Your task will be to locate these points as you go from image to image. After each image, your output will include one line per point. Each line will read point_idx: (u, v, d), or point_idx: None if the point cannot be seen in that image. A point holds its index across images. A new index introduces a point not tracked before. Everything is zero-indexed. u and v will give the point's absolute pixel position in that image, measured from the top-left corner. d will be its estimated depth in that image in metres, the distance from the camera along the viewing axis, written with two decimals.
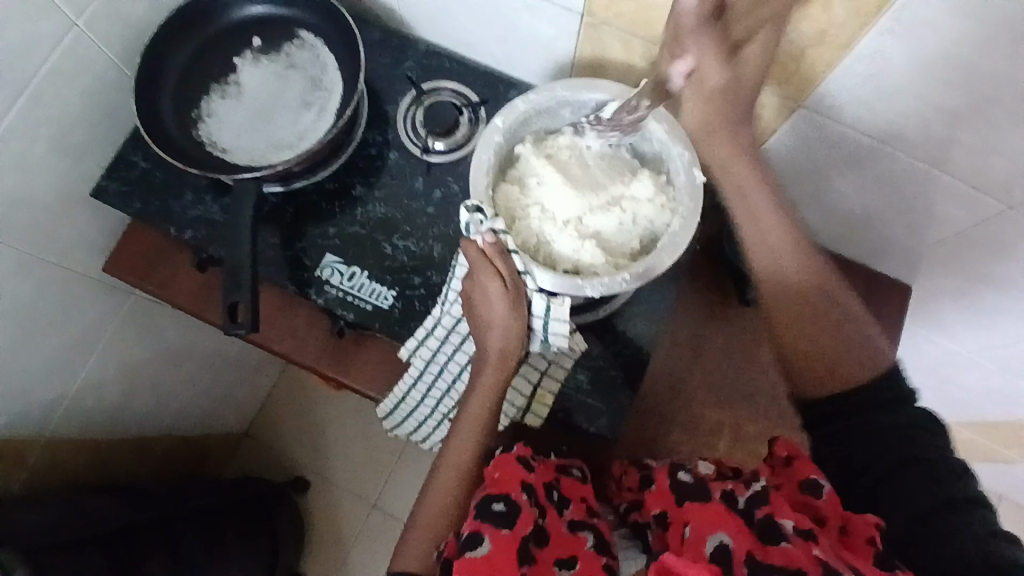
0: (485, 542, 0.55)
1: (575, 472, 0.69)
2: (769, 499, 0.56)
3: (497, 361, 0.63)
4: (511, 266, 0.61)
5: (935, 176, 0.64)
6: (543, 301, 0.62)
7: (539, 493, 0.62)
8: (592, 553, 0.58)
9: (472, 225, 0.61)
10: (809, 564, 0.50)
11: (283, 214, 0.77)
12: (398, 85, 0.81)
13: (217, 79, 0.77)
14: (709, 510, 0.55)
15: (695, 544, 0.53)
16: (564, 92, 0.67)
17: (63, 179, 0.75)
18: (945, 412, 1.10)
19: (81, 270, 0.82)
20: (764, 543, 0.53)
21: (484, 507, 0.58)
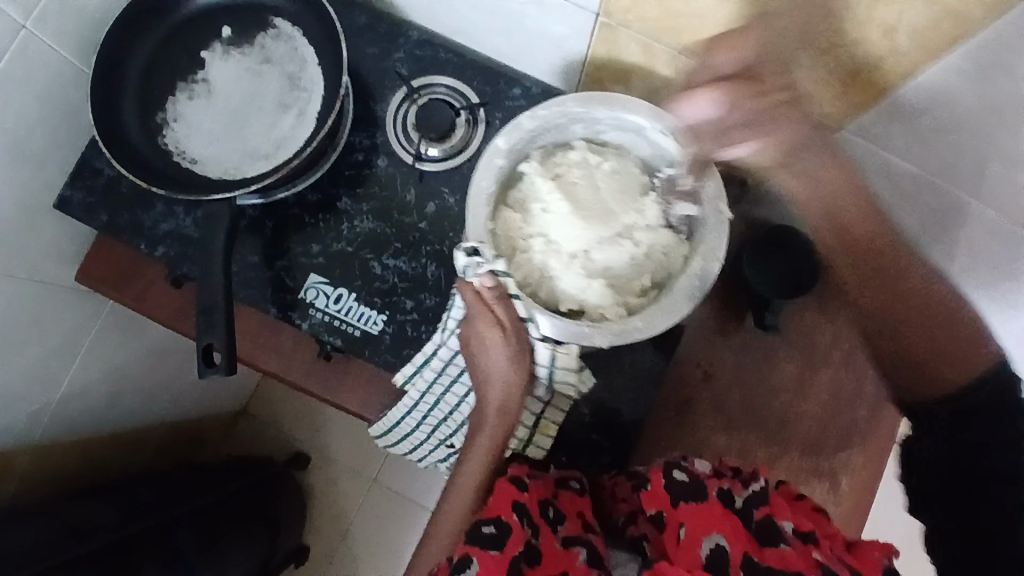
0: (473, 567, 0.54)
1: (572, 487, 0.66)
2: (769, 499, 0.55)
3: (496, 414, 0.60)
4: (514, 313, 0.56)
5: (982, 215, 0.55)
6: (547, 349, 0.58)
7: (533, 512, 0.59)
8: (584, 568, 0.55)
9: (470, 268, 0.55)
10: (804, 568, 0.49)
11: (263, 228, 0.71)
12: (387, 80, 0.73)
13: (185, 78, 0.69)
14: (705, 510, 0.53)
15: (689, 548, 0.52)
16: (576, 106, 0.59)
17: (23, 190, 0.69)
18: None
19: (50, 280, 0.77)
20: (762, 545, 0.52)
21: (474, 530, 0.56)
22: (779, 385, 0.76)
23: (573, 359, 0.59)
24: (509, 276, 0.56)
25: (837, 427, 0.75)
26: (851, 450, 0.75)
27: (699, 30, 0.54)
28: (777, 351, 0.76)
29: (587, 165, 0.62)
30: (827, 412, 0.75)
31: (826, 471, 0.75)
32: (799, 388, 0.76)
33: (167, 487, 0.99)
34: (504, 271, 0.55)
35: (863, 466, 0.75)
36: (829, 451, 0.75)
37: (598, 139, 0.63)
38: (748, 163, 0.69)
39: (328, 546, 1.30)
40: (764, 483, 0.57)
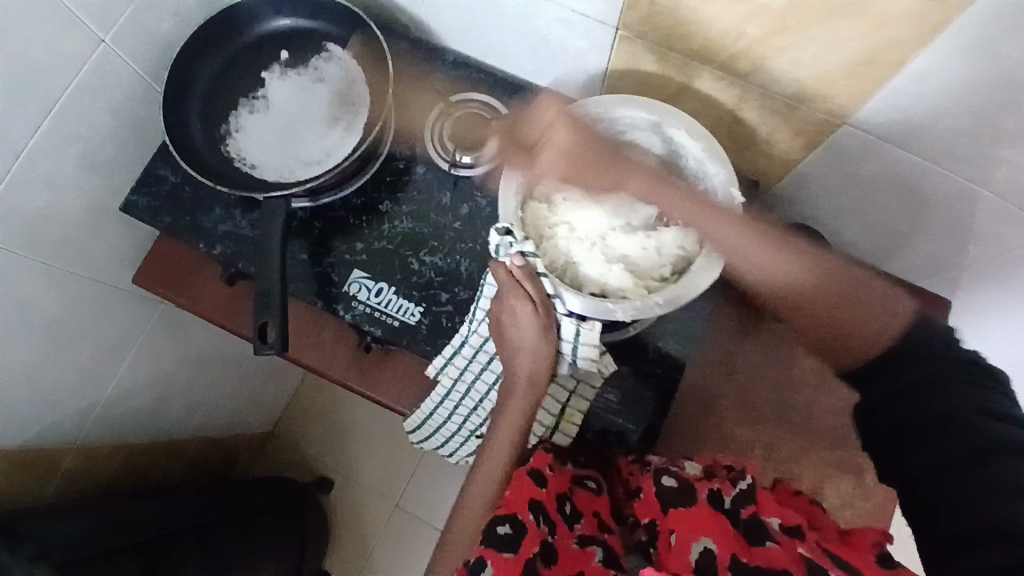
0: (488, 567, 0.53)
1: (589, 484, 0.66)
2: (754, 498, 0.56)
3: (525, 386, 0.63)
4: (542, 291, 0.61)
5: (979, 194, 0.62)
6: (572, 325, 0.63)
7: (549, 510, 0.60)
8: (599, 567, 0.55)
9: (501, 248, 0.61)
10: (794, 561, 0.48)
11: (310, 228, 0.77)
12: (425, 96, 0.80)
13: (246, 94, 0.77)
14: (694, 512, 0.54)
15: (680, 553, 0.51)
16: (597, 109, 0.66)
17: (94, 193, 0.76)
18: None
19: (110, 280, 0.83)
20: (750, 544, 0.51)
21: (490, 530, 0.57)
22: (800, 378, 0.78)
23: (596, 336, 0.63)
24: (536, 257, 0.61)
25: None
26: None
27: (710, 37, 0.60)
28: None
29: None
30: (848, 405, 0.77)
31: (852, 463, 0.76)
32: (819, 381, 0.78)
33: (199, 491, 1.01)
34: (532, 251, 0.61)
35: None
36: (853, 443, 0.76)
37: (619, 139, 0.70)
38: (759, 163, 0.75)
39: (351, 568, 1.30)
40: (753, 480, 0.58)
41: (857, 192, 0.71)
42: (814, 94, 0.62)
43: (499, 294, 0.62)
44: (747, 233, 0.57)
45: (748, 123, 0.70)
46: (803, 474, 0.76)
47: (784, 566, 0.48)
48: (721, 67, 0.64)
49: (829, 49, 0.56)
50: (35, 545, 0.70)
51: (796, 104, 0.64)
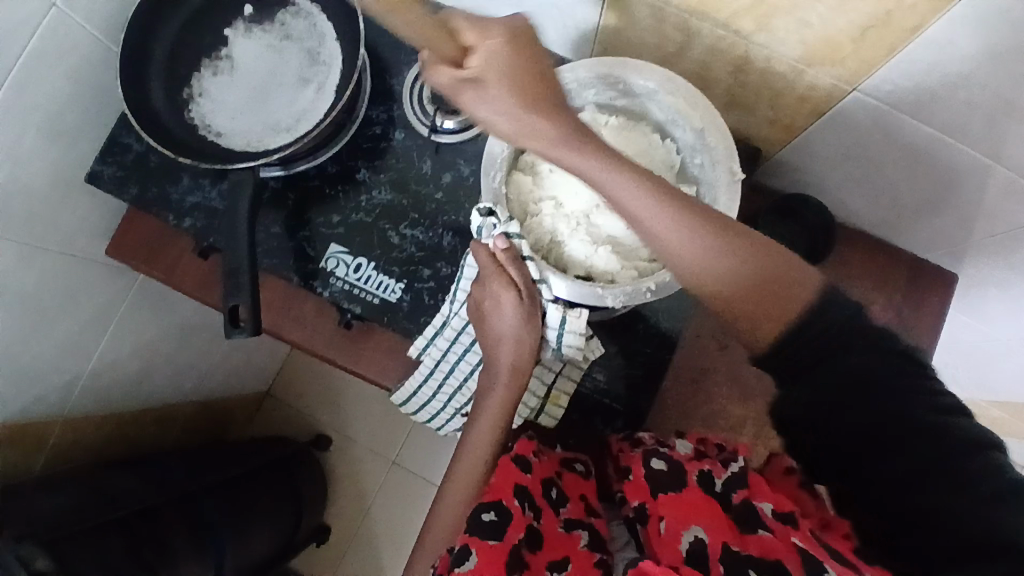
0: (473, 556, 0.53)
1: (577, 467, 0.67)
2: (748, 482, 0.56)
3: (508, 375, 0.61)
4: (526, 276, 0.58)
5: (992, 169, 0.59)
6: (558, 312, 0.59)
7: (535, 494, 0.59)
8: (586, 552, 0.55)
9: (484, 230, 0.59)
10: (785, 552, 0.47)
11: (285, 200, 0.73)
12: (402, 53, 0.74)
13: (210, 54, 0.71)
14: (685, 499, 0.54)
15: (671, 541, 0.50)
16: (587, 73, 0.60)
17: (56, 166, 0.72)
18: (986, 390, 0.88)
19: (83, 254, 0.80)
20: (743, 533, 0.50)
21: (475, 518, 0.56)
22: None
23: (583, 325, 0.59)
24: (522, 239, 0.57)
25: None
26: None
27: None
28: None
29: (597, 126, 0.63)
30: None
31: None
32: None
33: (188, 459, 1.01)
34: (518, 233, 0.57)
35: None
36: None
37: (613, 104, 0.65)
38: (761, 129, 0.69)
39: (349, 523, 1.33)
40: (743, 462, 0.59)
41: (864, 165, 0.67)
42: (819, 60, 0.56)
43: (479, 286, 0.60)
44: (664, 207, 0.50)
45: (752, 87, 0.64)
46: None
47: (777, 554, 0.47)
48: (722, 25, 0.57)
49: (840, 10, 0.49)
50: (20, 522, 0.70)
51: (803, 68, 0.58)
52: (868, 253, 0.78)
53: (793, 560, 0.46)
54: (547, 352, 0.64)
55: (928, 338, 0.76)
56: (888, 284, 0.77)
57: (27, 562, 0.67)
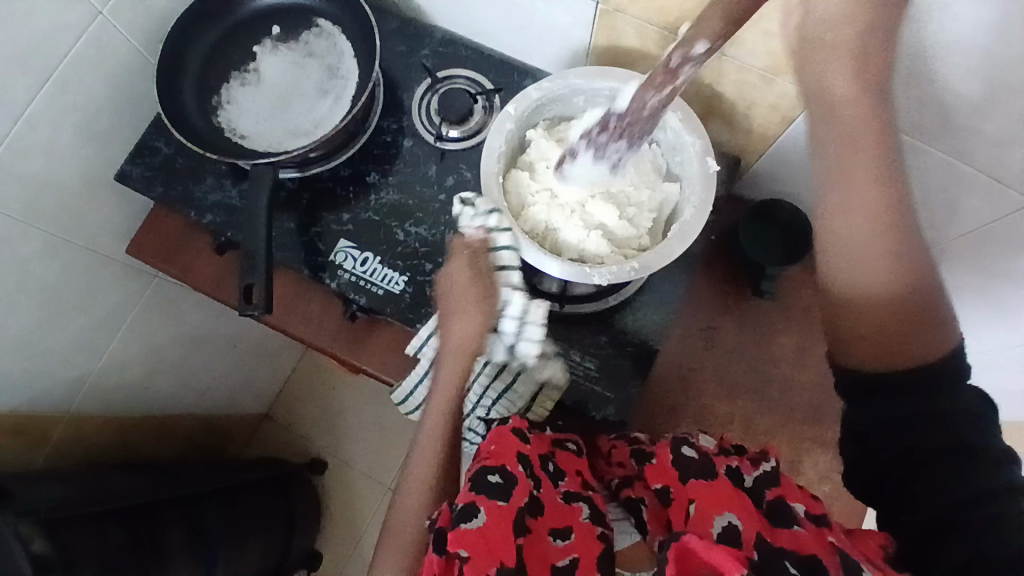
0: (481, 514, 0.54)
1: (570, 446, 0.68)
2: (779, 481, 0.55)
3: (460, 355, 0.66)
4: (489, 261, 0.65)
5: (953, 167, 0.64)
6: (521, 300, 0.66)
7: (534, 464, 0.62)
8: (587, 525, 0.57)
9: (464, 219, 0.65)
10: (822, 551, 0.48)
11: (299, 199, 0.79)
12: (412, 72, 0.82)
13: (238, 67, 0.78)
14: (717, 489, 0.54)
15: (701, 523, 0.51)
16: (577, 79, 0.67)
17: (89, 163, 0.77)
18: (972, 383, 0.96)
19: (104, 251, 0.85)
20: (774, 525, 0.51)
21: (480, 480, 0.57)
22: (779, 353, 0.78)
23: (542, 316, 0.67)
24: (496, 231, 0.64)
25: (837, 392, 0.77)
26: None
27: (686, 9, 0.61)
28: (776, 321, 0.79)
29: (587, 129, 0.70)
30: (826, 379, 0.77)
31: (830, 437, 0.76)
32: (798, 355, 0.78)
33: (184, 467, 1.02)
34: (494, 225, 0.64)
35: None
36: (830, 416, 0.76)
37: (600, 111, 0.71)
38: (740, 140, 0.76)
39: (341, 550, 1.31)
40: (775, 463, 0.58)
41: None
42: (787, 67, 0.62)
43: (443, 283, 0.67)
44: (879, 209, 0.50)
45: (727, 98, 0.71)
46: (781, 446, 0.76)
47: (812, 551, 0.48)
48: None
49: None
50: (21, 501, 0.71)
51: (772, 77, 0.64)
52: None
53: (830, 557, 0.47)
54: (497, 350, 0.70)
55: None
56: None
57: (24, 540, 0.68)
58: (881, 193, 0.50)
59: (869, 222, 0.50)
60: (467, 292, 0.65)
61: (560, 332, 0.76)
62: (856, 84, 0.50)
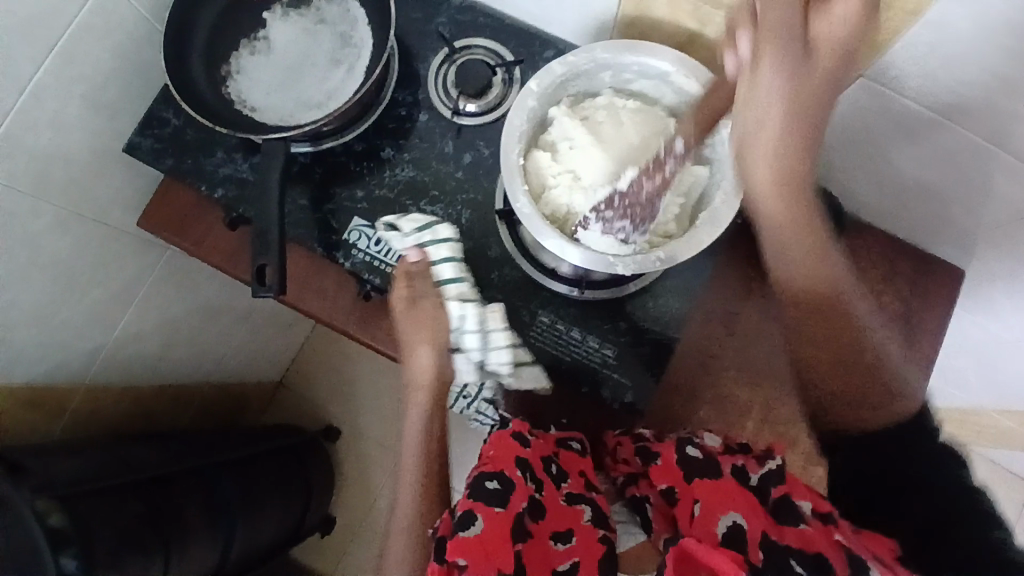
0: (479, 522, 0.54)
1: (573, 445, 0.68)
2: (785, 480, 0.55)
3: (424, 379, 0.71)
4: (430, 280, 0.70)
5: (994, 154, 0.60)
6: (476, 313, 0.70)
7: (536, 468, 0.61)
8: (588, 527, 0.59)
9: (397, 243, 0.71)
10: (828, 547, 0.47)
11: (312, 174, 0.76)
12: (428, 41, 0.78)
13: (248, 35, 0.75)
14: (721, 487, 0.54)
15: (705, 522, 0.52)
16: (603, 54, 0.64)
17: (97, 134, 0.75)
18: (997, 371, 0.95)
19: (115, 223, 0.83)
20: (780, 525, 0.50)
21: (478, 486, 0.57)
22: None
23: (500, 318, 0.70)
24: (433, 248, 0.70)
25: None
26: None
27: None
28: None
29: (613, 107, 0.67)
30: None
31: None
32: None
33: (199, 438, 1.02)
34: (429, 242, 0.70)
35: None
36: None
37: (626, 87, 0.68)
38: None
39: (355, 516, 1.34)
40: (781, 460, 0.58)
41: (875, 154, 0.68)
42: None
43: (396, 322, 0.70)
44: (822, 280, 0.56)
45: None
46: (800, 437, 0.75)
47: (818, 548, 0.47)
48: (734, 12, 0.61)
49: None
50: (38, 476, 0.72)
51: None
52: (875, 249, 0.79)
53: (836, 554, 0.46)
54: (465, 369, 0.73)
55: (934, 331, 0.78)
56: (892, 278, 0.79)
57: (41, 515, 0.69)
58: (817, 255, 0.56)
59: (812, 299, 0.56)
60: (421, 317, 0.69)
61: (578, 318, 0.74)
62: (775, 183, 0.54)
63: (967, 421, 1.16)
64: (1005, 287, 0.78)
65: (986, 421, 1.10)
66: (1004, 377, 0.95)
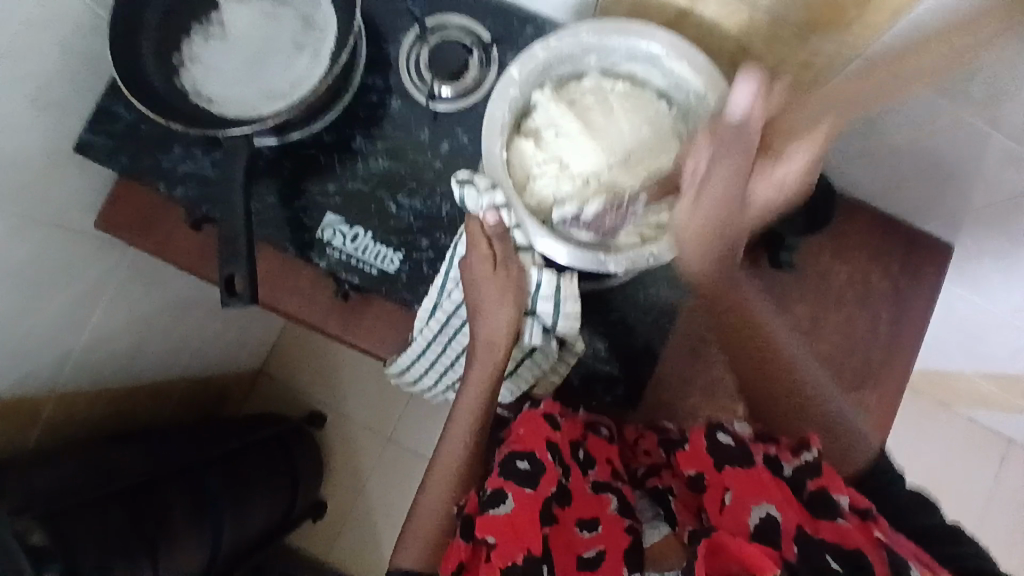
0: (509, 501, 0.55)
1: (603, 432, 0.66)
2: (821, 471, 0.51)
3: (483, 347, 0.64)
4: (509, 244, 0.62)
5: (989, 135, 0.59)
6: (552, 277, 0.62)
7: (565, 452, 0.60)
8: (614, 516, 0.57)
9: (470, 200, 0.60)
10: (866, 544, 0.46)
11: (280, 169, 0.72)
12: (398, 19, 0.73)
13: (200, 18, 0.69)
14: (753, 476, 0.52)
15: (736, 514, 0.50)
16: (590, 36, 0.60)
17: (44, 132, 0.70)
18: (980, 341, 0.96)
19: (73, 225, 0.78)
20: (816, 517, 0.49)
21: (509, 465, 0.57)
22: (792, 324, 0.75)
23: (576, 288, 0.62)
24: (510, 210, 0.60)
25: (852, 364, 0.74)
26: (864, 388, 0.74)
27: None
28: (790, 291, 0.75)
29: (601, 90, 0.63)
30: (839, 351, 0.75)
31: None
32: (812, 326, 0.75)
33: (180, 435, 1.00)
34: (506, 204, 0.60)
35: (879, 404, 0.74)
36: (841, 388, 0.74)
37: (613, 70, 0.64)
38: None
39: (345, 500, 1.33)
40: (817, 452, 0.53)
41: (868, 134, 0.66)
42: (826, 24, 0.55)
43: (472, 281, 0.63)
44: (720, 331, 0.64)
45: (752, 53, 0.63)
46: None
47: (855, 543, 0.46)
48: None
49: None
50: (14, 497, 0.69)
51: (807, 34, 0.57)
52: (866, 229, 0.77)
53: (874, 550, 0.46)
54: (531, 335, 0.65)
55: (921, 313, 0.76)
56: (883, 256, 0.76)
57: (23, 535, 0.67)
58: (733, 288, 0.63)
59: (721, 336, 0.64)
60: (500, 285, 0.62)
61: None
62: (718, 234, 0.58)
63: (947, 386, 1.18)
64: (994, 261, 0.78)
65: (965, 385, 1.13)
66: (986, 347, 0.96)
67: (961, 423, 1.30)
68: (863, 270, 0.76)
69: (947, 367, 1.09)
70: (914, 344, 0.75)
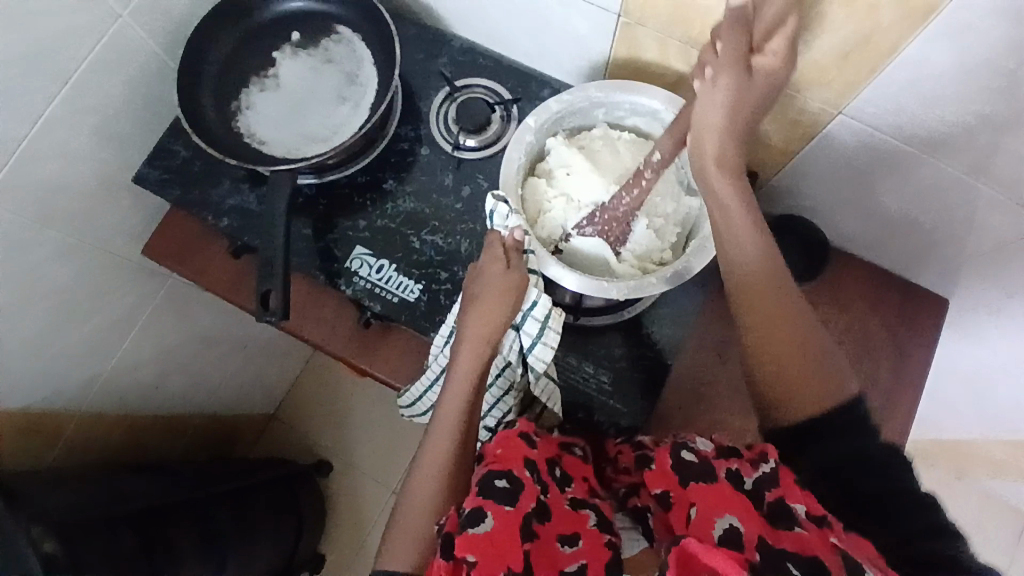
0: (488, 518, 0.54)
1: (576, 450, 0.67)
2: (780, 481, 0.52)
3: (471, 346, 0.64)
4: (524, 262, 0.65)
5: (975, 186, 0.64)
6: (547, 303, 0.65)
7: (541, 469, 0.61)
8: (594, 531, 0.57)
9: (498, 217, 0.65)
10: (823, 551, 0.47)
11: (315, 206, 0.79)
12: (430, 80, 0.82)
13: (257, 72, 0.79)
14: (718, 491, 0.52)
15: (703, 526, 0.50)
16: (597, 92, 0.67)
17: (105, 164, 0.78)
18: (987, 402, 0.97)
19: (119, 252, 0.85)
20: (778, 528, 0.49)
21: (486, 483, 0.57)
22: None
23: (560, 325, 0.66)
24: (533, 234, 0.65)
25: None
26: None
27: (708, 22, 0.61)
28: None
29: (608, 137, 0.70)
30: None
31: None
32: None
33: (192, 468, 1.02)
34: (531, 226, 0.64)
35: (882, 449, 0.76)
36: None
37: (619, 123, 0.71)
38: (756, 153, 0.75)
39: (346, 553, 1.31)
40: (777, 463, 0.54)
41: (858, 185, 0.72)
42: (812, 82, 0.62)
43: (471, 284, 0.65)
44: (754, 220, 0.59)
45: None
46: None
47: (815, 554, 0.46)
48: None
49: (827, 32, 0.57)
50: (32, 505, 0.71)
51: (794, 93, 0.64)
52: (862, 278, 0.82)
53: (833, 559, 0.46)
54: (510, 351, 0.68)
55: (921, 362, 0.79)
56: (881, 306, 0.81)
57: (35, 541, 0.68)
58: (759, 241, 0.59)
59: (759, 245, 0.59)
60: (492, 290, 0.63)
61: (574, 344, 0.76)
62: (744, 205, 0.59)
63: (959, 454, 1.17)
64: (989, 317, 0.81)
65: (977, 454, 1.12)
66: (993, 409, 0.97)
67: (978, 498, 1.27)
68: (863, 318, 0.80)
69: (957, 433, 1.09)
70: (915, 390, 0.78)
